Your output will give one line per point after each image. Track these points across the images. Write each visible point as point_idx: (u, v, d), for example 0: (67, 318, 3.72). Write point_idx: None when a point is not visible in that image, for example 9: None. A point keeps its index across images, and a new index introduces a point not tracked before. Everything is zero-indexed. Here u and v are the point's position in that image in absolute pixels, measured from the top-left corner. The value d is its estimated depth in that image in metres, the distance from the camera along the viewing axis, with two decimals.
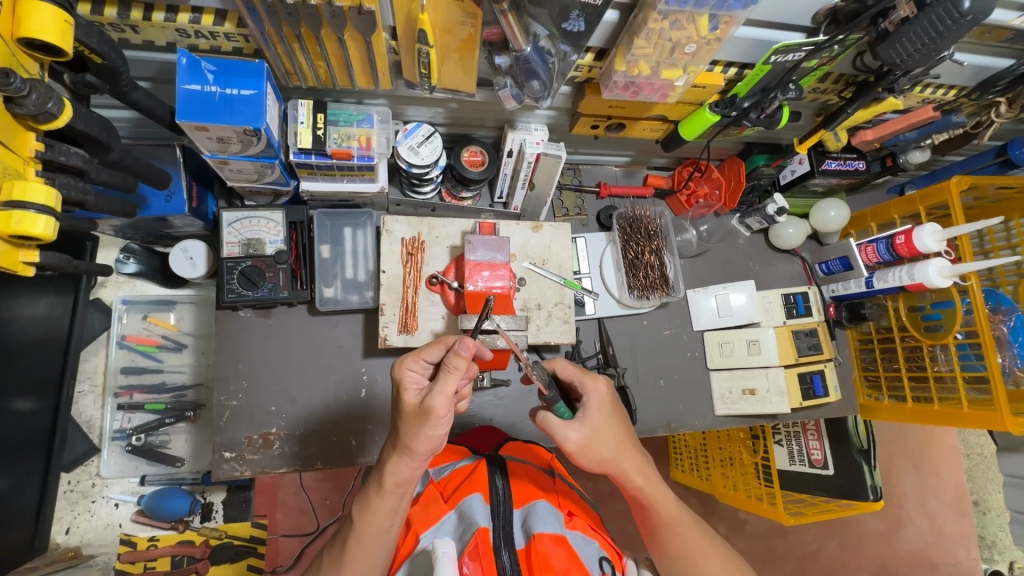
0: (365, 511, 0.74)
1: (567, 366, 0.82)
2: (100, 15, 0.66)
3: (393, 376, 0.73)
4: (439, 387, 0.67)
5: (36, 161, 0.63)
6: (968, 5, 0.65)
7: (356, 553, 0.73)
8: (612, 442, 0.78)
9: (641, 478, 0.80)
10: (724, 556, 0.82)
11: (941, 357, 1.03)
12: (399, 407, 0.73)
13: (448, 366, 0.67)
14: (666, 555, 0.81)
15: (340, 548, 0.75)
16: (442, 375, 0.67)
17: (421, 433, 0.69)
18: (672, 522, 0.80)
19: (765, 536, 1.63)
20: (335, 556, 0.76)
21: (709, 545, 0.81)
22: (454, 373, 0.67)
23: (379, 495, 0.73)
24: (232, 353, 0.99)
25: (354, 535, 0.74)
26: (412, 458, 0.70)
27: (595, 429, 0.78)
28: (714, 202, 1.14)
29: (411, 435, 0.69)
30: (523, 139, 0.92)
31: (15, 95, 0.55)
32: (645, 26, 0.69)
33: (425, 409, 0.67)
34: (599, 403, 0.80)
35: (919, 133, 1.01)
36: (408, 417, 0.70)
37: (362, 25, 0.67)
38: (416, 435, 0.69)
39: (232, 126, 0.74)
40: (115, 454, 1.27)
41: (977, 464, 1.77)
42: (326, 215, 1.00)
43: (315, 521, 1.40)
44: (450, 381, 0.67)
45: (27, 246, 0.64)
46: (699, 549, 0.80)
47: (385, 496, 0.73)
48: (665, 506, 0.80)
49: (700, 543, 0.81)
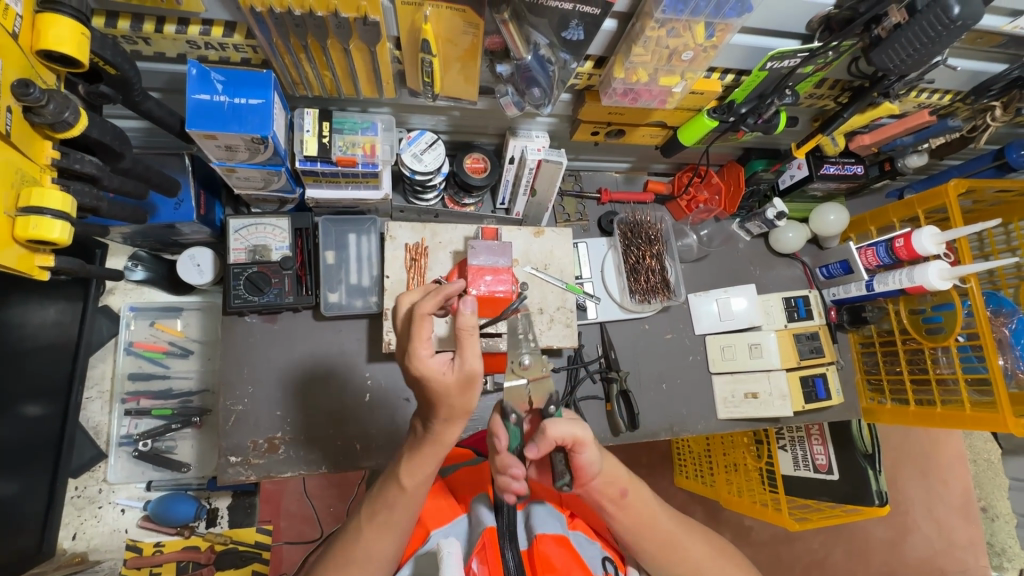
0: (413, 471, 0.70)
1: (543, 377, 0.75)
2: (114, 28, 0.68)
3: (413, 375, 0.63)
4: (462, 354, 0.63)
5: (53, 168, 0.65)
6: (957, 12, 0.67)
7: (405, 512, 0.70)
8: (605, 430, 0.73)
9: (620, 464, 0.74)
10: (703, 545, 0.78)
11: (943, 359, 1.04)
12: (428, 393, 0.64)
13: (464, 329, 0.62)
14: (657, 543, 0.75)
15: (387, 512, 0.70)
16: (463, 342, 0.63)
17: (474, 395, 0.65)
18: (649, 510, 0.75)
19: (771, 544, 1.63)
20: (379, 522, 0.70)
21: (685, 532, 0.77)
22: (472, 336, 0.63)
23: (431, 453, 0.69)
24: (238, 358, 1.01)
25: (402, 494, 0.70)
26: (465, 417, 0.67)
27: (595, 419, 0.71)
28: (714, 207, 1.17)
29: (467, 403, 0.65)
30: (524, 145, 0.95)
31: (34, 105, 0.57)
32: (642, 34, 0.71)
33: (468, 376, 0.63)
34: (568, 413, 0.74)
35: (915, 138, 1.03)
36: (453, 395, 0.64)
37: (368, 36, 0.69)
38: (473, 399, 0.65)
39: (240, 134, 0.75)
40: (122, 460, 1.28)
41: (984, 470, 1.75)
42: (331, 222, 1.02)
43: (318, 529, 1.39)
44: (474, 340, 0.64)
45: (43, 251, 0.66)
46: (678, 537, 0.76)
47: (433, 453, 0.69)
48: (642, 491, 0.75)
49: (676, 533, 0.76)
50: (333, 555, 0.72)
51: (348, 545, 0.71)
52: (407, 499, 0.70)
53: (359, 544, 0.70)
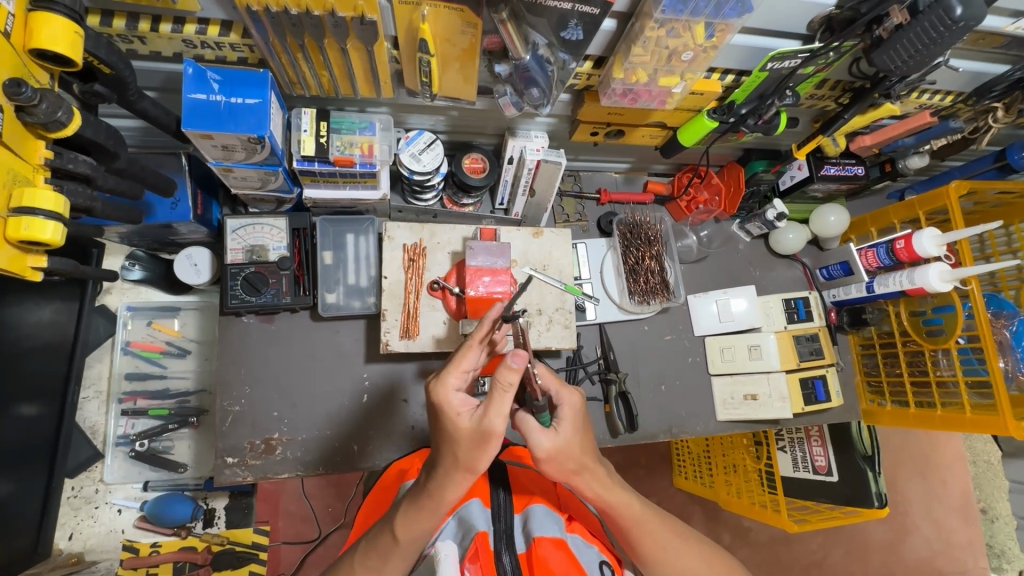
0: (409, 528, 0.69)
1: (547, 372, 0.75)
2: (109, 27, 0.68)
3: (434, 399, 0.67)
4: (493, 408, 0.64)
5: (46, 168, 0.64)
6: (959, 12, 0.66)
7: (397, 563, 0.70)
8: (583, 457, 0.71)
9: (600, 488, 0.74)
10: (698, 553, 0.78)
11: (943, 362, 1.03)
12: (441, 424, 0.68)
13: (501, 387, 0.63)
14: (644, 554, 0.76)
15: (378, 560, 0.71)
16: (496, 397, 0.64)
17: (484, 454, 0.66)
18: (640, 524, 0.75)
19: (770, 545, 1.62)
20: (369, 567, 0.71)
21: (680, 544, 0.77)
22: (507, 393, 0.64)
23: (428, 517, 0.69)
24: (235, 358, 1.00)
25: (396, 548, 0.70)
26: (467, 475, 0.67)
27: (570, 444, 0.70)
28: (714, 208, 1.17)
29: (472, 459, 0.66)
30: (523, 145, 0.94)
31: (26, 104, 0.57)
32: (641, 35, 0.70)
33: (484, 432, 0.64)
34: (573, 416, 0.72)
35: (917, 139, 1.02)
36: (463, 443, 0.66)
37: (365, 35, 0.69)
38: (479, 458, 0.66)
39: (237, 134, 0.75)
40: (119, 460, 1.28)
41: (984, 472, 1.75)
42: (329, 222, 1.01)
43: (316, 528, 1.40)
44: (507, 401, 0.64)
45: (36, 252, 0.65)
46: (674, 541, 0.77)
47: (429, 516, 0.69)
48: (629, 509, 0.75)
49: (668, 539, 0.76)
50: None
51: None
52: (399, 553, 0.70)
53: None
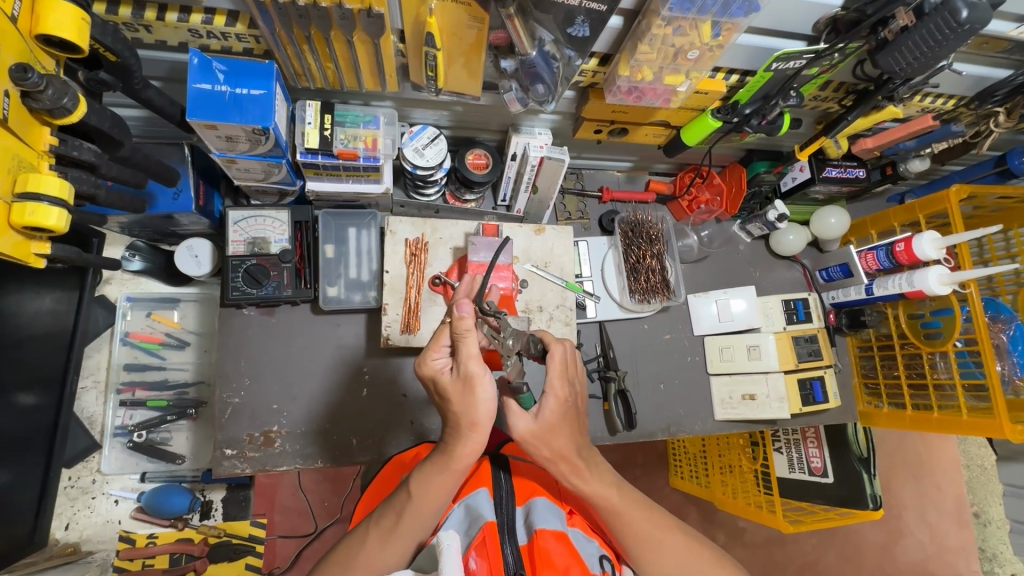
0: (421, 482, 0.72)
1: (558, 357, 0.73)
2: (115, 15, 0.68)
3: (425, 376, 0.72)
4: (464, 353, 0.68)
5: (51, 155, 0.64)
6: (966, 15, 0.66)
7: (410, 522, 0.72)
8: (562, 448, 0.73)
9: (577, 479, 0.75)
10: (688, 543, 0.78)
11: (941, 364, 1.04)
12: (441, 396, 0.72)
13: (459, 331, 0.68)
14: (632, 540, 0.76)
15: (393, 518, 0.73)
16: (461, 342, 0.68)
17: (476, 402, 0.68)
18: (617, 512, 0.76)
19: (764, 546, 1.63)
20: (384, 528, 0.74)
21: (663, 537, 0.77)
22: (469, 334, 0.68)
23: (440, 471, 0.71)
24: (234, 350, 1.00)
25: (408, 504, 0.73)
26: (472, 431, 0.69)
27: (550, 427, 0.72)
28: (714, 208, 1.17)
29: (470, 412, 0.69)
30: (527, 142, 0.94)
31: (32, 90, 0.57)
32: (648, 32, 0.70)
33: (466, 378, 0.68)
34: (559, 400, 0.73)
35: (918, 142, 1.02)
36: (456, 399, 0.69)
37: (372, 29, 0.69)
38: (474, 408, 0.68)
39: (241, 125, 0.75)
40: (116, 451, 1.28)
41: (977, 476, 1.76)
42: (331, 215, 1.01)
43: (313, 523, 1.41)
44: (471, 341, 0.68)
45: (39, 238, 0.65)
46: (656, 534, 0.76)
47: (441, 472, 0.71)
48: (609, 496, 0.76)
49: (651, 531, 0.76)
50: (335, 556, 0.75)
51: (351, 549, 0.74)
52: (411, 511, 0.72)
53: (361, 551, 0.73)
